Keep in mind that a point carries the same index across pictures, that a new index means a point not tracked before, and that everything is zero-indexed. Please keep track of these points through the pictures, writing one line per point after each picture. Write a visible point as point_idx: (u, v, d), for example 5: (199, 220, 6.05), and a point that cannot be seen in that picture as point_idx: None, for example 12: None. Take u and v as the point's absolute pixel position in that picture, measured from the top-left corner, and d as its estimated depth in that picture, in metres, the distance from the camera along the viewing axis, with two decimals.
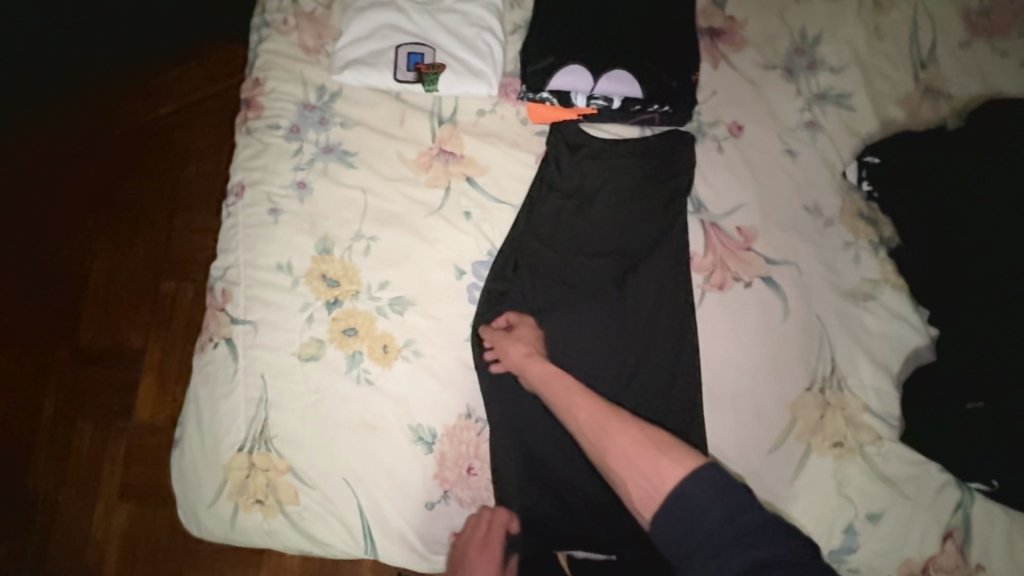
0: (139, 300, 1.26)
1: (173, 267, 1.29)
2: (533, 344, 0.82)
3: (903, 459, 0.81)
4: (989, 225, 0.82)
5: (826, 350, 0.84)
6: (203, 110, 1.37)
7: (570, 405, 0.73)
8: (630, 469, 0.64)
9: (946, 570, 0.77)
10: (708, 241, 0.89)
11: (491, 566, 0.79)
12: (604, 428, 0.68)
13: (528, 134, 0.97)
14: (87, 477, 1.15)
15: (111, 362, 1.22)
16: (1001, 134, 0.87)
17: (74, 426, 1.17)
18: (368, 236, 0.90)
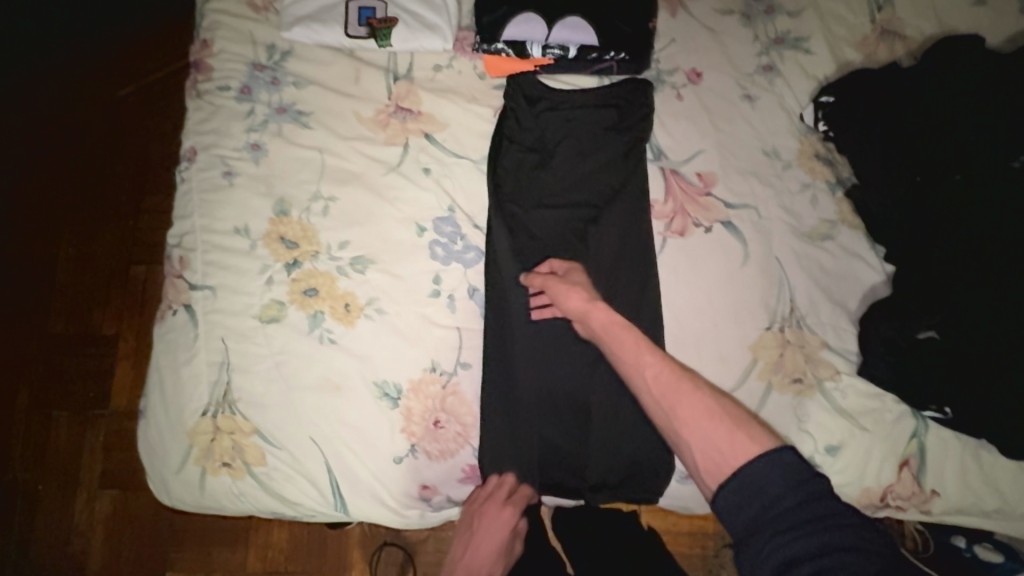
0: (110, 280, 1.29)
1: (127, 244, 1.30)
2: (587, 293, 0.77)
3: (860, 392, 0.80)
4: (956, 141, 0.79)
5: (784, 291, 0.83)
6: (157, 96, 1.37)
7: (640, 363, 0.68)
8: (698, 429, 0.60)
9: (902, 497, 0.80)
10: (668, 188, 0.87)
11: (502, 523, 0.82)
12: (678, 389, 0.64)
13: (486, 88, 0.95)
14: (67, 466, 1.20)
15: (86, 347, 1.25)
16: (979, 67, 0.81)
17: (51, 415, 1.21)
18: (326, 197, 0.89)
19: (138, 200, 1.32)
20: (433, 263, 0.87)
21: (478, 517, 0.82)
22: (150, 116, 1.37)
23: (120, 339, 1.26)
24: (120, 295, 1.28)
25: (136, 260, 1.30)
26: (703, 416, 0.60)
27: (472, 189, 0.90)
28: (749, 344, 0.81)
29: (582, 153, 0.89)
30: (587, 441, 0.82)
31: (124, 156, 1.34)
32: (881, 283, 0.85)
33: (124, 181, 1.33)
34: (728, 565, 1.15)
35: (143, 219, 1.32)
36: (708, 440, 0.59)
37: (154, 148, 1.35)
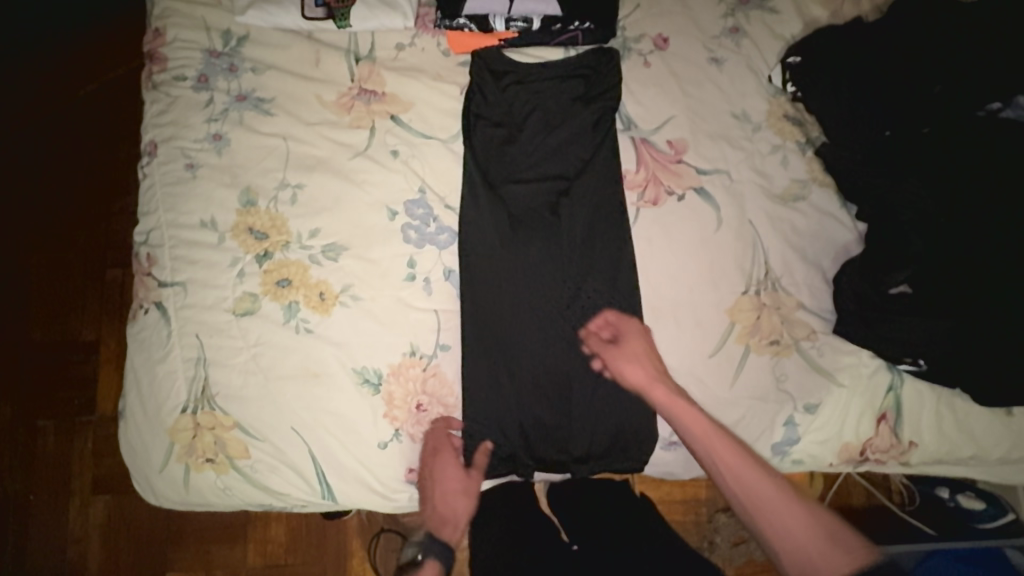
0: (83, 285, 1.26)
1: (97, 247, 1.27)
2: (649, 359, 0.79)
3: (836, 350, 0.81)
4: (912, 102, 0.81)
5: (759, 254, 0.83)
6: (117, 90, 1.33)
7: (711, 443, 0.74)
8: (786, 530, 0.68)
9: (880, 450, 0.81)
10: (640, 157, 0.87)
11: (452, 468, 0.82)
12: (750, 477, 0.72)
13: (451, 66, 0.94)
14: (55, 475, 1.18)
15: (64, 355, 1.23)
16: (938, 20, 0.81)
17: (37, 426, 1.19)
18: (293, 184, 0.87)
19: (105, 201, 1.29)
20: (406, 246, 0.85)
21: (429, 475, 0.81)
22: (109, 113, 1.32)
23: (101, 345, 1.24)
24: (96, 300, 1.25)
25: (109, 264, 1.27)
26: (787, 512, 0.69)
27: (442, 169, 0.89)
28: (726, 308, 0.82)
29: (551, 126, 0.88)
30: (570, 414, 0.82)
31: (86, 157, 1.30)
32: (853, 241, 0.86)
33: (88, 182, 1.29)
34: (721, 527, 1.16)
35: (112, 220, 1.28)
36: (758, 486, 0.72)
37: (117, 147, 1.31)
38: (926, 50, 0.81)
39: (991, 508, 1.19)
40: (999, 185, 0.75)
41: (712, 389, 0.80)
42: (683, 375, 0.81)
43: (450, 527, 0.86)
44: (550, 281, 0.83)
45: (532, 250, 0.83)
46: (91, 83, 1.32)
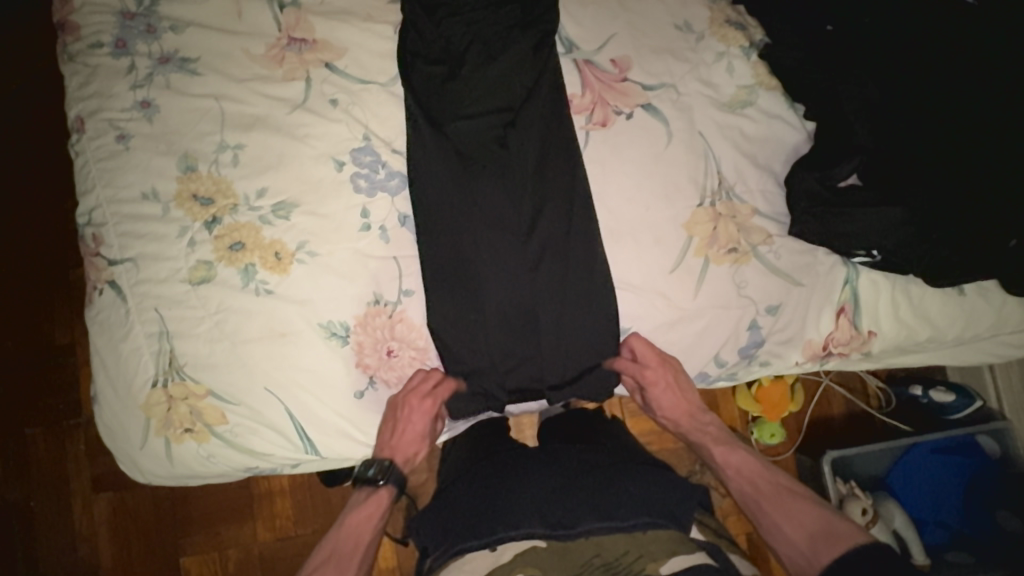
0: (45, 287, 1.23)
1: (55, 246, 1.24)
2: (679, 395, 0.87)
3: (793, 251, 0.82)
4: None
5: (711, 165, 0.83)
6: (47, 79, 1.27)
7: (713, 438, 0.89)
8: (790, 520, 0.77)
9: (842, 343, 0.84)
10: (584, 80, 0.85)
11: (424, 419, 0.83)
12: (759, 478, 0.83)
13: (381, 5, 0.90)
14: (52, 479, 1.18)
15: (37, 359, 1.20)
16: None
17: (24, 433, 1.18)
18: (233, 145, 0.84)
19: (54, 198, 1.24)
20: (358, 197, 0.84)
21: (404, 416, 0.82)
22: (42, 105, 1.26)
23: (76, 345, 1.22)
24: (62, 302, 1.23)
25: (69, 263, 1.24)
26: (793, 506, 0.78)
27: (385, 113, 0.86)
28: (684, 222, 0.82)
29: (491, 56, 0.85)
30: (542, 343, 0.83)
31: (25, 154, 1.25)
32: (803, 141, 0.85)
33: (33, 180, 1.24)
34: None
35: (65, 219, 1.24)
36: (743, 465, 0.86)
37: (55, 139, 1.26)
38: None
39: (961, 400, 1.22)
40: (937, 69, 0.76)
41: (675, 302, 0.82)
42: (646, 292, 0.82)
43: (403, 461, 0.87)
44: (507, 216, 0.82)
45: (486, 186, 0.82)
46: (16, 76, 1.26)
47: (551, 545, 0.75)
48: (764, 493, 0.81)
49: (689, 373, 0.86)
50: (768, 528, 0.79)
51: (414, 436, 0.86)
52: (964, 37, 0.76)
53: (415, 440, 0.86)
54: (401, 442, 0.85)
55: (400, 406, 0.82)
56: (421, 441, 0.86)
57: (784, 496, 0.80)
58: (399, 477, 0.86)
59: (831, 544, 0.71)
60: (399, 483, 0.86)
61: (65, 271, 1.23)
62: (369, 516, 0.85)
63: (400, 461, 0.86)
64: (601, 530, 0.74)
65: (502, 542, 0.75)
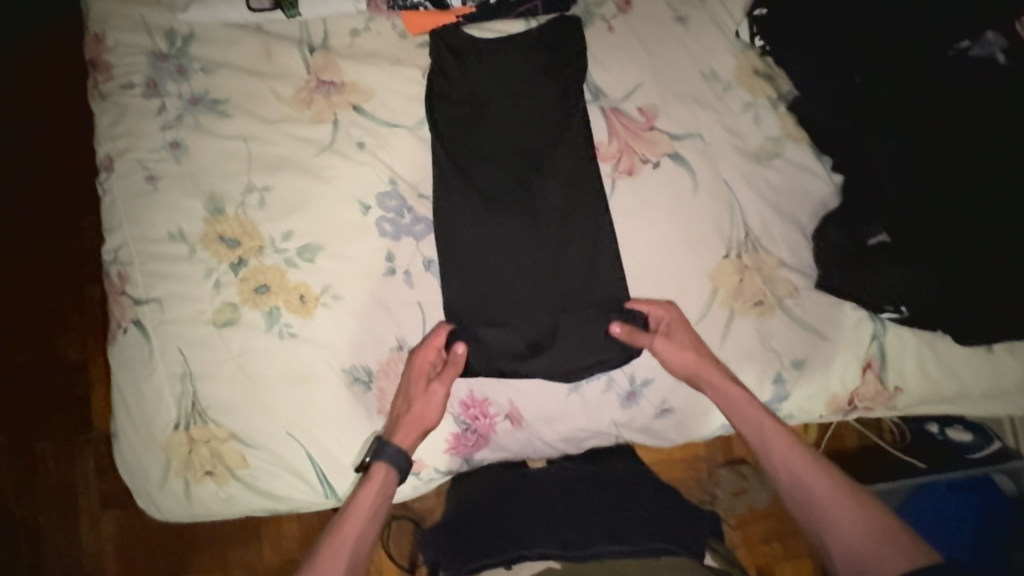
0: (61, 303, 1.22)
1: (71, 264, 1.23)
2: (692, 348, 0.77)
3: (819, 304, 0.82)
4: (879, 53, 0.78)
5: (738, 216, 0.83)
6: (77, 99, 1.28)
7: (754, 419, 0.76)
8: (842, 529, 0.70)
9: (867, 397, 0.83)
10: (610, 128, 0.85)
11: (428, 391, 0.77)
12: (802, 459, 0.74)
13: (410, 48, 0.90)
14: (60, 496, 1.16)
15: (53, 377, 1.19)
16: None
17: (35, 448, 1.17)
18: (260, 187, 0.84)
19: (73, 216, 1.24)
20: (383, 240, 0.84)
21: (408, 380, 0.77)
22: (63, 127, 1.26)
23: (90, 363, 1.21)
24: (77, 319, 1.22)
25: (85, 282, 1.23)
26: (842, 502, 0.71)
27: (411, 157, 0.87)
28: (709, 273, 0.82)
29: (518, 103, 0.85)
30: (564, 391, 0.82)
31: (52, 173, 1.25)
32: (830, 195, 0.85)
33: (55, 197, 1.24)
34: (720, 482, 1.21)
35: (84, 237, 1.24)
36: (788, 455, 0.74)
37: (79, 160, 1.26)
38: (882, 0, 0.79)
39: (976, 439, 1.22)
40: (970, 130, 0.75)
41: None
42: None
43: (404, 433, 0.76)
44: (533, 262, 0.82)
45: (511, 230, 0.82)
46: (38, 97, 1.26)
47: (564, 565, 0.77)
48: (804, 473, 0.73)
49: (713, 424, 0.86)
50: (811, 526, 0.73)
51: (418, 406, 0.77)
52: (1001, 95, 0.75)
53: (419, 407, 0.77)
54: (402, 407, 0.77)
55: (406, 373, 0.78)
56: (428, 412, 0.76)
57: (823, 477, 0.73)
58: (394, 454, 0.75)
59: (878, 564, 0.67)
60: (395, 462, 0.75)
61: (81, 289, 1.22)
62: (370, 506, 0.74)
63: (400, 439, 0.75)
64: (613, 554, 0.78)
65: (515, 561, 0.80)
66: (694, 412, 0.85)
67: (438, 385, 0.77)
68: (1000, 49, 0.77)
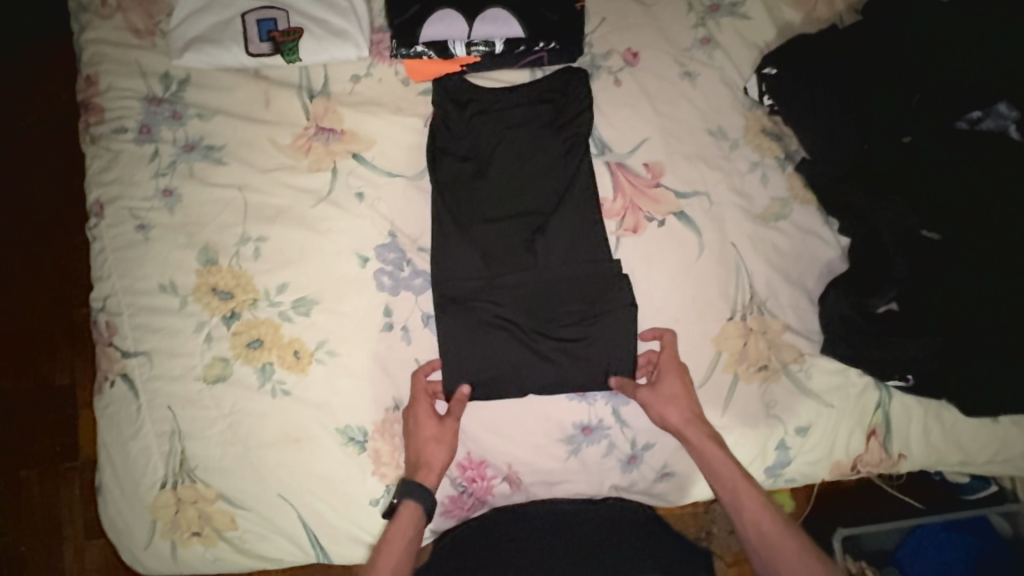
0: (47, 324, 1.13)
1: (60, 284, 1.14)
2: (681, 403, 0.75)
3: (824, 370, 0.81)
4: (883, 110, 0.80)
5: (743, 278, 0.81)
6: (64, 108, 1.19)
7: (739, 501, 0.72)
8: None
9: (871, 465, 0.82)
10: (616, 183, 0.83)
11: (436, 424, 0.76)
12: (780, 536, 0.70)
13: (412, 96, 0.88)
14: (45, 523, 1.06)
15: (37, 401, 1.11)
16: (906, 30, 0.80)
17: (17, 476, 1.08)
18: (255, 238, 0.82)
19: (61, 236, 1.16)
20: (380, 295, 0.82)
21: (414, 415, 0.76)
22: (50, 145, 1.18)
23: (78, 388, 1.12)
24: (64, 341, 1.13)
25: (73, 303, 1.14)
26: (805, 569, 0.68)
27: (411, 209, 0.85)
28: (713, 337, 0.80)
29: (521, 156, 0.83)
30: (562, 454, 0.80)
31: (29, 189, 1.16)
32: (837, 258, 0.84)
33: (38, 215, 1.16)
34: (719, 518, 1.07)
35: (74, 255, 1.16)
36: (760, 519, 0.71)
37: (60, 175, 1.17)
38: (885, 66, 0.81)
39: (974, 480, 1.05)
40: (979, 206, 0.74)
41: None
42: None
43: (424, 472, 0.74)
44: (534, 321, 0.79)
45: (513, 288, 0.79)
46: (25, 115, 1.18)
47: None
48: (773, 543, 0.70)
49: (714, 489, 0.84)
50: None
51: (432, 443, 0.75)
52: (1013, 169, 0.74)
53: (433, 445, 0.75)
54: (414, 451, 0.76)
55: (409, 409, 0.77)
56: (441, 443, 0.75)
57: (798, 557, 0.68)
58: (420, 492, 0.72)
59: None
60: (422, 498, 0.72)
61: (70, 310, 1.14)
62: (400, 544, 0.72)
63: (423, 477, 0.74)
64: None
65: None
66: (695, 476, 0.83)
67: (450, 420, 0.75)
68: (1012, 122, 0.77)
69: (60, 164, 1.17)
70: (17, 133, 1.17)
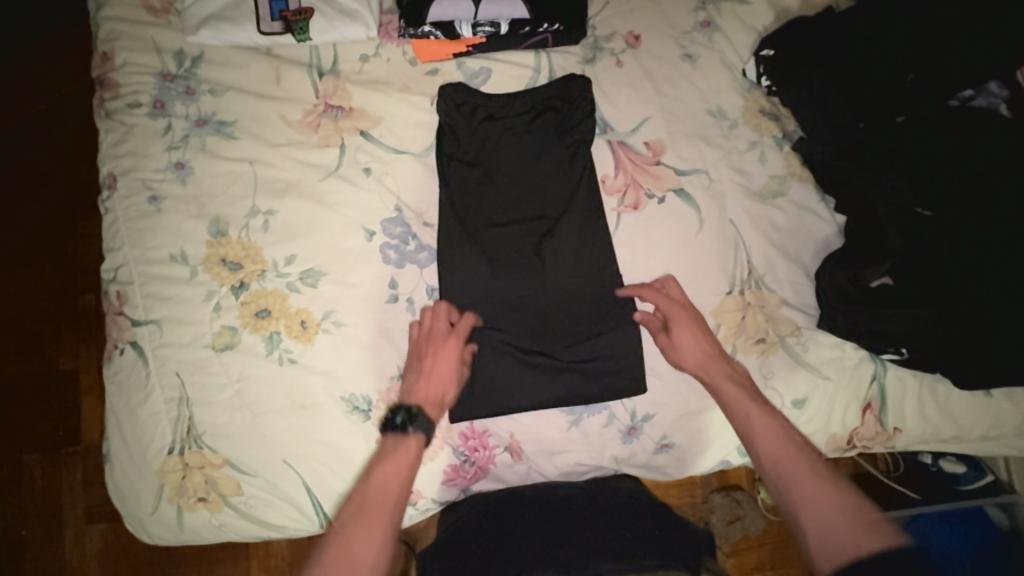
0: (54, 307, 1.15)
1: (67, 268, 1.16)
2: (705, 342, 0.78)
3: (821, 344, 0.82)
4: (875, 92, 0.83)
5: (741, 253, 0.83)
6: (75, 93, 1.21)
7: (756, 431, 0.72)
8: (817, 515, 0.63)
9: (866, 438, 0.83)
10: (617, 161, 0.85)
11: (452, 356, 0.77)
12: (796, 472, 0.67)
13: (419, 75, 0.90)
14: (49, 504, 1.07)
15: (43, 382, 1.12)
16: (902, 12, 0.82)
17: (21, 459, 1.09)
18: (264, 211, 0.84)
19: (70, 217, 1.17)
20: (387, 267, 0.83)
21: (430, 351, 0.77)
22: (62, 128, 1.20)
23: (80, 374, 1.12)
24: (69, 328, 1.14)
25: (79, 288, 1.15)
26: (820, 495, 0.65)
27: (417, 185, 0.86)
28: (712, 309, 0.82)
29: (524, 135, 0.86)
30: (564, 425, 0.82)
31: (41, 171, 1.18)
32: (833, 235, 0.86)
33: (48, 198, 1.18)
34: (717, 507, 1.08)
35: (81, 239, 1.17)
36: (778, 450, 0.70)
37: (71, 158, 1.19)
38: (880, 48, 0.83)
39: (969, 470, 1.06)
40: (971, 183, 0.76)
41: (701, 390, 0.82)
42: (672, 377, 0.82)
43: (433, 403, 0.75)
44: (536, 296, 0.82)
45: (517, 264, 0.82)
46: (38, 99, 1.20)
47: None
48: (789, 473, 0.67)
49: (712, 462, 0.86)
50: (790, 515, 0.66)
51: (443, 382, 0.77)
52: (1002, 148, 0.76)
53: (442, 379, 0.77)
54: (436, 389, 0.76)
55: (424, 346, 0.77)
56: (450, 382, 0.77)
57: (818, 494, 0.65)
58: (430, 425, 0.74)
59: (859, 548, 0.59)
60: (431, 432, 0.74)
61: (76, 295, 1.15)
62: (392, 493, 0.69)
63: (432, 406, 0.75)
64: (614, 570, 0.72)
65: None
66: (694, 448, 0.84)
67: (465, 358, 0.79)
68: (1003, 101, 0.81)
69: (70, 147, 1.20)
70: (30, 117, 1.19)
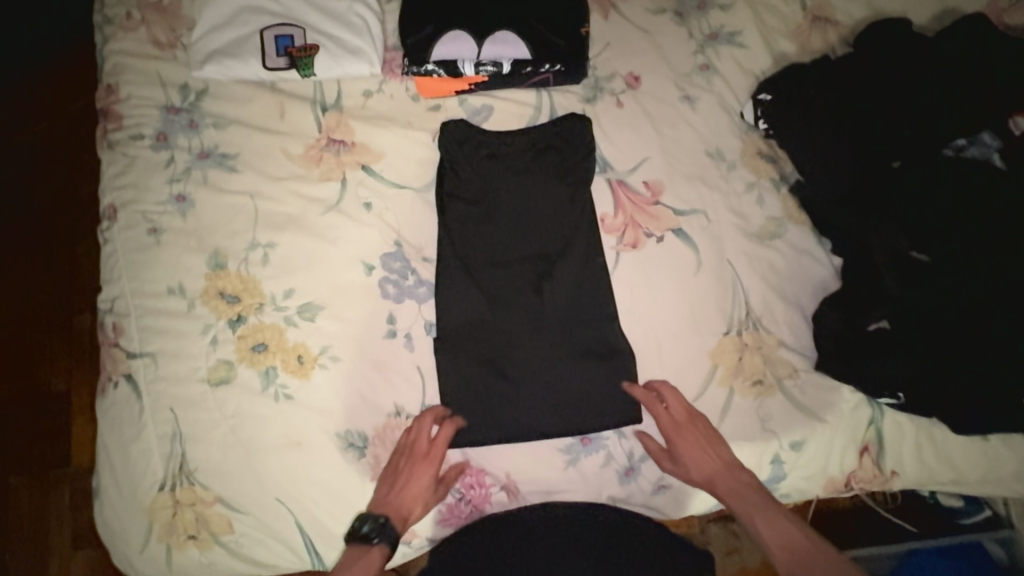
0: (46, 329, 1.13)
1: (61, 290, 1.15)
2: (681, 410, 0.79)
3: (818, 386, 0.83)
4: (870, 138, 0.85)
5: (739, 295, 0.84)
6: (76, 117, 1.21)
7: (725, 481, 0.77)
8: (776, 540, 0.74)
9: (864, 481, 0.83)
10: (616, 200, 0.86)
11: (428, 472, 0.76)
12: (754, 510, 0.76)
13: (421, 111, 0.91)
14: (33, 529, 1.04)
15: (32, 406, 1.09)
16: (897, 62, 0.84)
17: (9, 481, 1.06)
18: (264, 244, 0.84)
19: (67, 240, 1.17)
20: (385, 302, 0.83)
21: (410, 470, 0.76)
22: (63, 150, 1.20)
23: (72, 394, 1.10)
24: (64, 348, 1.12)
25: (73, 310, 1.14)
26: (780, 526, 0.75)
27: (417, 221, 0.87)
28: (709, 351, 0.82)
29: (524, 174, 0.86)
30: (561, 464, 0.81)
31: (39, 194, 1.17)
32: (830, 278, 0.87)
33: (45, 221, 1.17)
34: (714, 538, 1.07)
35: (79, 262, 1.16)
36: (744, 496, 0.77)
37: (70, 181, 1.19)
38: (875, 96, 0.85)
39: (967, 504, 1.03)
40: (967, 228, 0.77)
41: None
42: None
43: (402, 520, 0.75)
44: (535, 335, 0.81)
45: (516, 303, 0.82)
46: (39, 123, 1.20)
47: None
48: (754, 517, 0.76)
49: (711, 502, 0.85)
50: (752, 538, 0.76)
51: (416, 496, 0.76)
52: (994, 193, 0.77)
53: (419, 498, 0.76)
54: (402, 497, 0.76)
55: (406, 464, 0.76)
56: (422, 501, 0.76)
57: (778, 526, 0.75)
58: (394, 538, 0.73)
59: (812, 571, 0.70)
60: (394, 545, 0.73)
61: (69, 315, 1.13)
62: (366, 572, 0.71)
63: (402, 520, 0.75)
64: None
65: None
66: (691, 489, 0.83)
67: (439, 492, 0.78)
68: (995, 150, 0.82)
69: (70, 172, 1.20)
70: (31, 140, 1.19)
